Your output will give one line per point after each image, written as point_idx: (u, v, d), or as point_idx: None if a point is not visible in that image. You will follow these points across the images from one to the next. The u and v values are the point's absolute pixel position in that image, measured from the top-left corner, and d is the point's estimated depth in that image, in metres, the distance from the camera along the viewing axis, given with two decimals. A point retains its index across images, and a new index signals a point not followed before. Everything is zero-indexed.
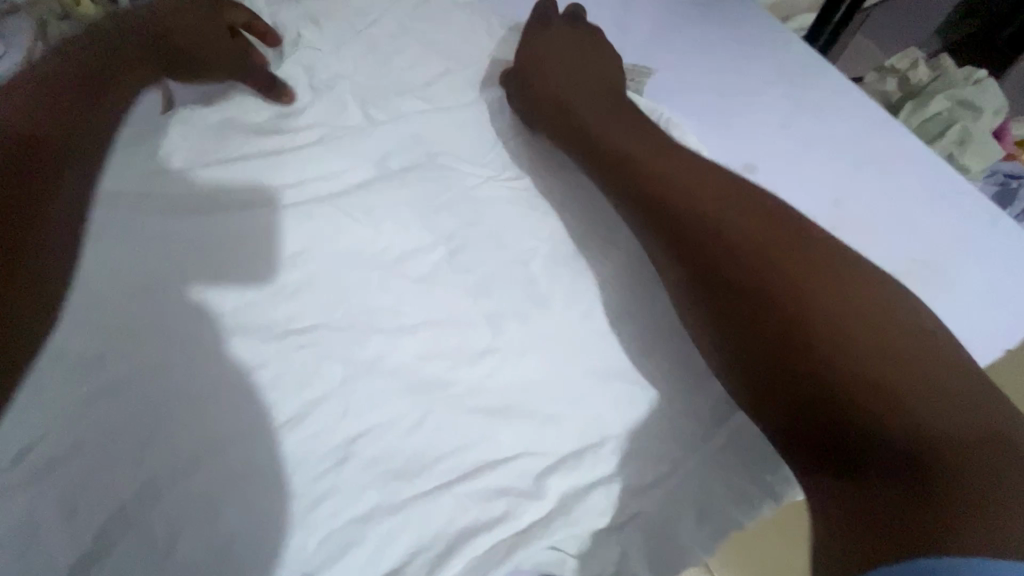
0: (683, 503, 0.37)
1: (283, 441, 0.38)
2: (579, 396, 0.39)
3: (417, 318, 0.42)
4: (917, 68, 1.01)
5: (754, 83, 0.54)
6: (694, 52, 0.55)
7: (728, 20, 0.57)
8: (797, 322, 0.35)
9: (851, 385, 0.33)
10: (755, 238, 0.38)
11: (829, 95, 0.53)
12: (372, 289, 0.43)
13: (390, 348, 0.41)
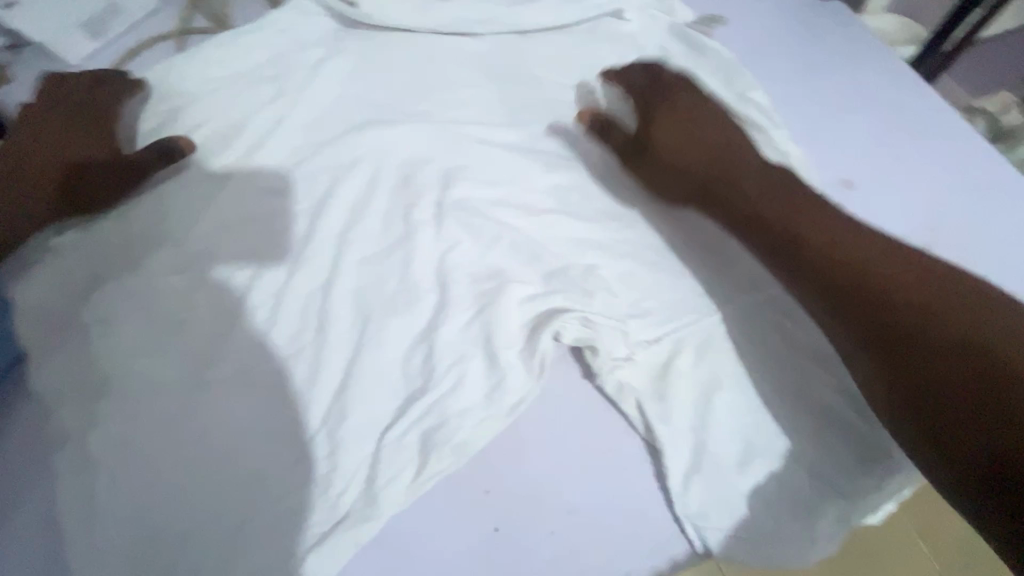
0: (731, 425, 0.42)
1: (390, 348, 0.43)
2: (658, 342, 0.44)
3: (518, 253, 0.46)
4: (1008, 113, 1.00)
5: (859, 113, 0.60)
6: (797, 78, 0.62)
7: (827, 55, 0.64)
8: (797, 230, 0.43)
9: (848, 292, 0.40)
10: (756, 187, 0.47)
11: (912, 131, 0.59)
12: (484, 227, 0.47)
13: (495, 271, 0.45)
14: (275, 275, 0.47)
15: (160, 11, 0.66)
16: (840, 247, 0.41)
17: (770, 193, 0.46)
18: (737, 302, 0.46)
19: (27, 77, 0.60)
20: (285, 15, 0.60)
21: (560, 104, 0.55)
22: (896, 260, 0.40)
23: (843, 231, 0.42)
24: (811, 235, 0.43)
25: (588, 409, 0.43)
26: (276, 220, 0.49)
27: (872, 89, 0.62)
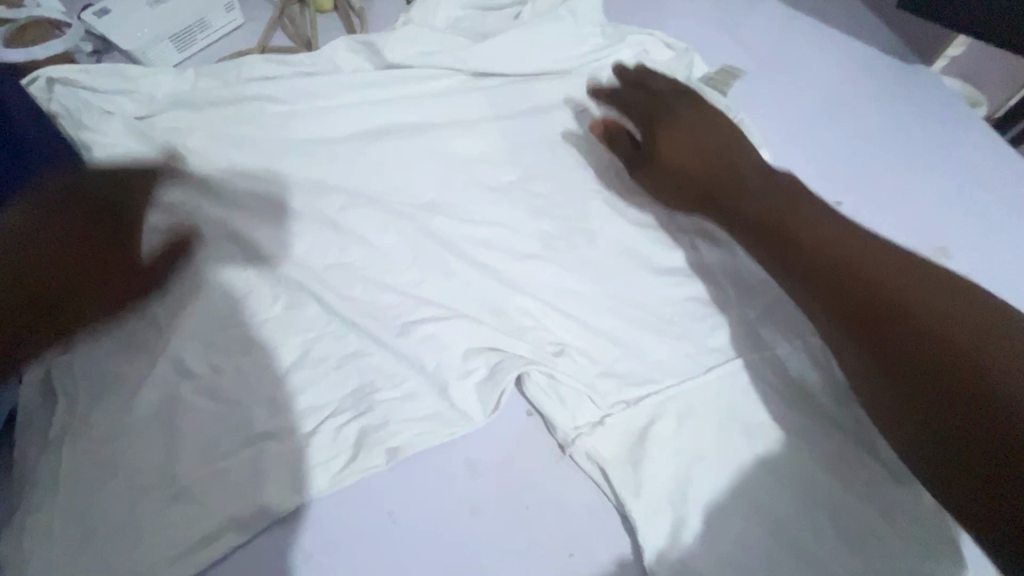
0: (802, 491, 0.40)
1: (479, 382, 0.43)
2: (743, 402, 0.44)
3: (614, 301, 0.48)
4: None
5: (939, 183, 0.61)
6: (873, 146, 0.63)
7: (902, 128, 0.65)
8: (855, 283, 0.39)
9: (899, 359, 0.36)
10: (804, 224, 0.44)
11: (985, 214, 0.59)
12: (575, 274, 0.49)
13: (585, 320, 0.47)
14: (347, 325, 0.46)
15: (248, 30, 0.67)
16: (919, 319, 0.37)
17: (868, 263, 0.40)
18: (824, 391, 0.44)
19: None
20: (363, 50, 0.60)
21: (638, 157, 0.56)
22: (987, 342, 0.35)
23: (917, 301, 0.38)
24: (876, 280, 0.39)
25: (672, 465, 0.41)
26: (354, 265, 0.49)
27: (943, 170, 0.62)
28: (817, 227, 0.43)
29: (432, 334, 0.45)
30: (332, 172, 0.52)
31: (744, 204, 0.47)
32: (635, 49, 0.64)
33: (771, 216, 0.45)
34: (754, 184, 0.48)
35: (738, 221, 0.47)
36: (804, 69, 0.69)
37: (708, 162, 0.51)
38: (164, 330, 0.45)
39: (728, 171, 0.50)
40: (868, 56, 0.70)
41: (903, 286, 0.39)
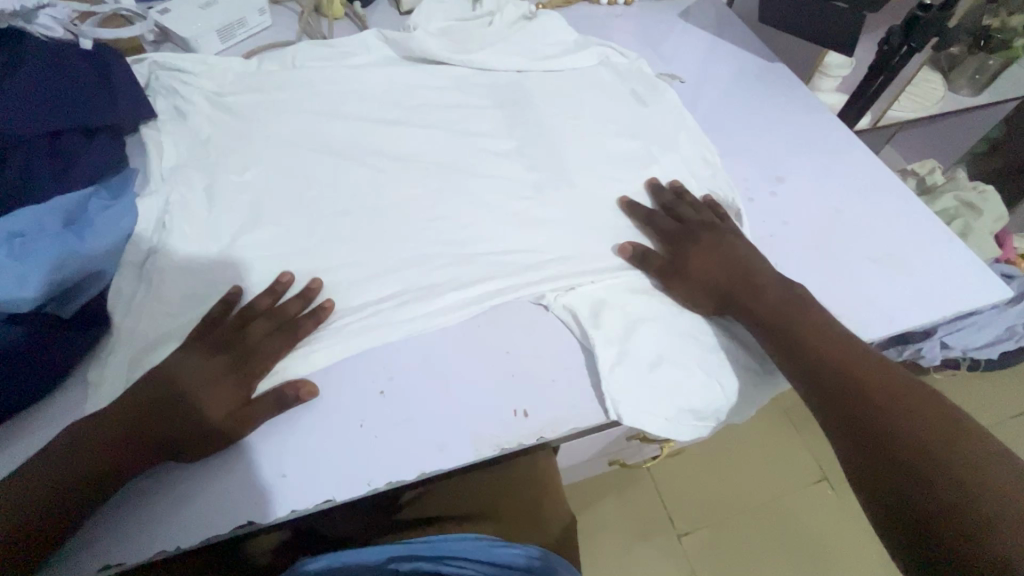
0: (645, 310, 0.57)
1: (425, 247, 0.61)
2: (615, 262, 0.61)
3: (528, 203, 0.65)
4: (933, 176, 1.23)
5: (791, 136, 0.79)
6: (743, 112, 0.82)
7: (766, 100, 0.84)
8: (827, 369, 0.51)
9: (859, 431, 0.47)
10: (779, 313, 0.55)
11: (822, 157, 0.77)
12: (502, 185, 0.67)
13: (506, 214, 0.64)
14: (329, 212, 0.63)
15: (271, 28, 0.86)
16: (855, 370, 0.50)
17: (812, 342, 0.53)
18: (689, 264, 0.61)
19: None
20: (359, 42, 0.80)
21: (557, 112, 0.75)
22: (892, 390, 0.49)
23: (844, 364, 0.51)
24: (824, 364, 0.52)
25: (555, 294, 0.57)
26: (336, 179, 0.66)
27: (800, 127, 0.80)
28: (786, 313, 0.55)
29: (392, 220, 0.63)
30: (324, 120, 0.71)
31: (730, 291, 0.58)
32: (573, 40, 0.83)
33: (750, 312, 0.56)
34: (731, 269, 0.59)
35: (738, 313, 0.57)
36: (706, 63, 0.89)
37: (695, 260, 0.59)
38: (202, 211, 0.63)
39: (713, 268, 0.59)
40: (756, 55, 0.91)
41: (839, 351, 0.52)
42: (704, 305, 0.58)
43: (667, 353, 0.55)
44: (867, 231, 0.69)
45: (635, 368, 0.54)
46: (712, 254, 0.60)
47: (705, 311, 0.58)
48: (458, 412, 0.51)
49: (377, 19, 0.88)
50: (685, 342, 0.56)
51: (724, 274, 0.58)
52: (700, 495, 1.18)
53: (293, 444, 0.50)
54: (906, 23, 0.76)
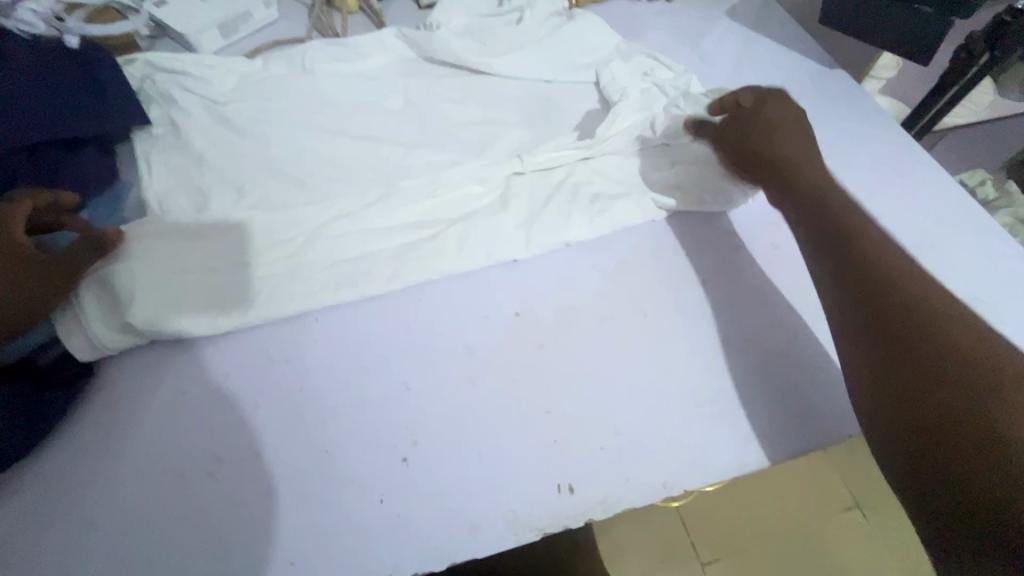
0: (699, 367, 0.51)
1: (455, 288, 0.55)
2: (664, 308, 0.54)
3: None
4: (984, 188, 1.15)
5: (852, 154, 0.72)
6: None
7: (827, 113, 0.76)
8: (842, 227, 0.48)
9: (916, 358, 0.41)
10: (802, 164, 0.53)
11: (887, 178, 0.70)
12: None
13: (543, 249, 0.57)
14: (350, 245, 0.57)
15: (279, 22, 0.78)
16: (915, 316, 0.42)
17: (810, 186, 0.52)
18: (745, 312, 0.55)
19: None
20: (376, 41, 0.72)
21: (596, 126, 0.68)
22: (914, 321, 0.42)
23: (924, 315, 0.42)
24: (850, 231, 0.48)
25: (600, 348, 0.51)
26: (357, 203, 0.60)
27: (862, 145, 0.73)
28: (797, 161, 0.53)
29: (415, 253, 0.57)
30: (341, 136, 0.65)
31: (796, 181, 0.52)
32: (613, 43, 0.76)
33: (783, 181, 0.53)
34: (774, 121, 0.55)
35: (781, 187, 0.54)
36: (756, 68, 0.81)
37: (777, 139, 0.54)
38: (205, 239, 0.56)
39: (749, 148, 0.55)
40: (812, 59, 0.82)
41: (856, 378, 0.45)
42: (730, 157, 0.58)
43: (727, 419, 0.49)
44: (940, 270, 0.62)
45: (692, 440, 0.48)
46: (767, 113, 0.56)
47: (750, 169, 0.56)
48: (497, 489, 0.45)
49: (396, 14, 0.80)
50: (745, 405, 0.50)
51: (779, 151, 0.54)
52: (723, 520, 1.13)
53: (305, 520, 0.44)
54: (991, 29, 0.68)
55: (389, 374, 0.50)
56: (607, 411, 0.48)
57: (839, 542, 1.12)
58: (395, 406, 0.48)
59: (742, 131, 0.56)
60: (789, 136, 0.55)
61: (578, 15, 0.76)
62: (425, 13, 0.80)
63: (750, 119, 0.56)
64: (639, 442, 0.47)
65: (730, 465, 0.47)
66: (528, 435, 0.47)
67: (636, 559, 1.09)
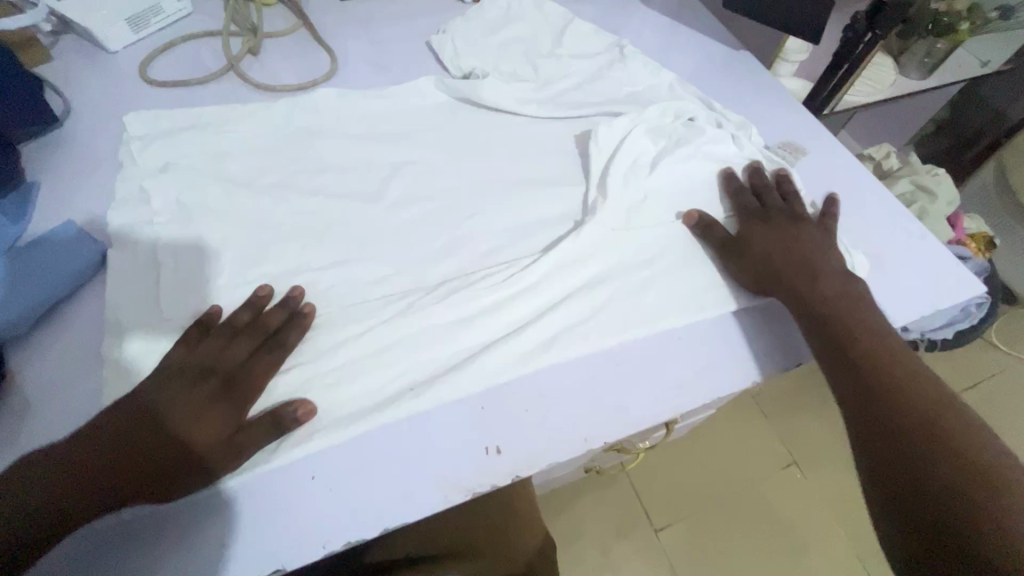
0: (619, 324, 0.53)
1: (382, 271, 0.55)
2: (586, 270, 0.56)
3: (492, 215, 0.60)
4: (889, 159, 1.24)
5: (768, 120, 0.74)
6: (717, 92, 0.78)
7: (742, 82, 0.79)
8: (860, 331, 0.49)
9: (891, 400, 0.45)
10: (783, 234, 0.57)
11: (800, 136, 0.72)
12: (461, 193, 0.62)
13: (468, 229, 0.59)
14: (273, 235, 0.57)
15: (193, 15, 0.77)
16: (898, 387, 0.45)
17: (837, 281, 0.53)
18: (657, 271, 0.57)
19: (68, 61, 0.69)
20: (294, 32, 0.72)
21: (519, 106, 0.69)
22: (913, 402, 0.44)
23: (917, 399, 0.44)
24: (819, 281, 0.53)
25: (522, 317, 0.53)
26: (279, 194, 0.60)
27: (776, 110, 0.75)
28: (778, 239, 0.56)
29: (340, 239, 0.57)
30: (260, 130, 0.64)
31: (784, 272, 0.54)
32: (535, 30, 0.78)
33: (775, 288, 0.54)
34: (793, 255, 0.55)
35: (788, 297, 0.53)
36: (671, 47, 0.84)
37: (758, 234, 0.57)
38: (123, 234, 0.55)
39: (775, 245, 0.56)
40: (721, 39, 0.87)
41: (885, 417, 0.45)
42: (747, 278, 0.56)
43: (644, 375, 0.52)
44: (848, 222, 0.64)
45: (612, 399, 0.51)
46: (758, 230, 0.57)
47: (748, 280, 0.56)
48: (427, 459, 0.46)
49: (315, 6, 0.80)
50: (662, 361, 0.53)
51: (753, 238, 0.57)
52: (676, 489, 1.18)
53: (243, 502, 0.44)
54: (873, 8, 0.74)
55: (307, 349, 0.49)
56: (530, 378, 0.50)
57: (782, 499, 1.19)
58: (313, 378, 0.48)
59: (768, 206, 0.60)
60: (782, 243, 0.56)
61: (630, 54, 0.75)
62: (346, 6, 0.81)
63: (747, 184, 0.62)
64: (562, 404, 0.50)
65: (647, 417, 0.50)
66: (452, 405, 0.48)
67: (593, 532, 1.13)
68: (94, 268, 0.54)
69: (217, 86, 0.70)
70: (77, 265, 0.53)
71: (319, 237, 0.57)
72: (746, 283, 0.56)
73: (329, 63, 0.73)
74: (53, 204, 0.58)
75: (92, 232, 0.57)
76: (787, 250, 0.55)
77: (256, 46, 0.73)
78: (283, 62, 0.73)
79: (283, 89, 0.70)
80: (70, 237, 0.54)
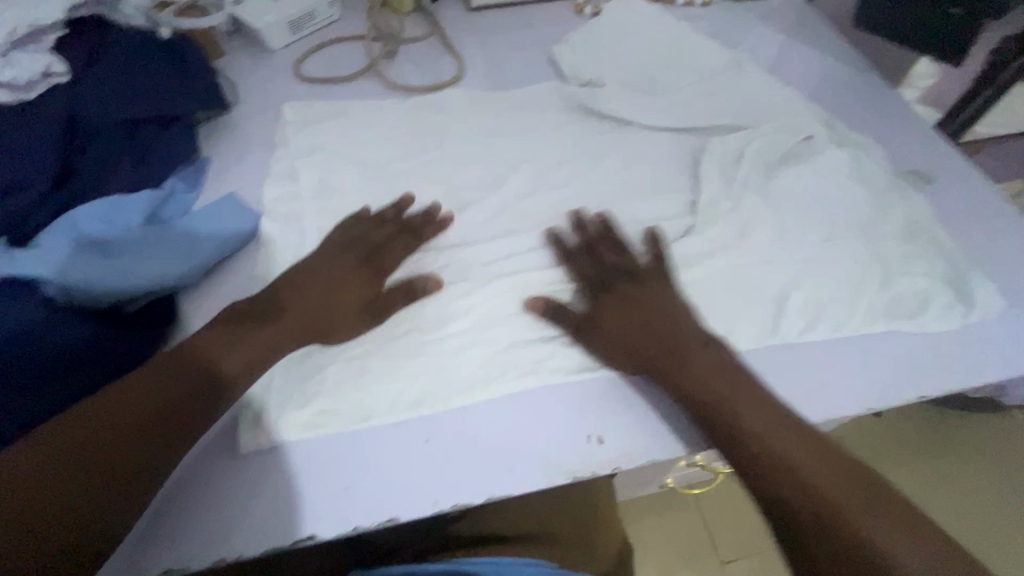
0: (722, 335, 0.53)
1: (497, 259, 0.59)
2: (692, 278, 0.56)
3: (601, 216, 0.62)
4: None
5: (897, 142, 0.71)
6: (840, 112, 0.75)
7: (867, 104, 0.76)
8: (728, 410, 0.46)
9: (819, 512, 0.41)
10: (694, 372, 0.48)
11: (931, 161, 0.68)
12: (573, 193, 0.64)
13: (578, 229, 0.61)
14: (398, 219, 0.62)
15: (340, 21, 0.85)
16: (829, 499, 0.41)
17: (723, 382, 0.47)
18: (765, 286, 0.56)
19: (237, 57, 0.80)
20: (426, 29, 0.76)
21: (634, 115, 0.71)
22: (849, 495, 0.41)
23: (837, 493, 0.41)
24: (696, 367, 0.48)
25: None
26: (406, 183, 0.65)
27: (903, 133, 0.72)
28: (705, 360, 0.49)
29: (457, 227, 0.61)
30: (391, 124, 0.70)
31: (639, 343, 0.50)
32: (654, 44, 0.80)
33: (664, 359, 0.49)
34: (652, 320, 0.51)
35: (662, 380, 0.49)
36: (792, 65, 0.82)
37: (610, 312, 0.52)
38: (275, 208, 0.63)
39: (626, 325, 0.51)
40: (847, 59, 0.84)
41: (802, 472, 0.42)
42: (625, 364, 0.51)
43: None
44: (985, 255, 0.60)
45: None
46: (627, 309, 0.52)
47: (614, 364, 0.51)
48: (531, 439, 0.48)
49: (446, 15, 0.86)
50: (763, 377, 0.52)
51: (691, 363, 0.49)
52: (748, 521, 1.13)
53: (306, 468, 0.48)
54: None
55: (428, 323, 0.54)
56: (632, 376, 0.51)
57: None
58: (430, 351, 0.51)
59: (614, 276, 0.55)
60: (646, 317, 0.51)
61: (749, 71, 0.75)
62: (473, 16, 0.86)
63: (624, 272, 0.55)
64: (664, 405, 0.50)
65: None
66: (556, 392, 0.50)
67: (653, 552, 1.10)
68: (246, 238, 0.61)
69: (357, 83, 0.77)
70: (234, 232, 0.60)
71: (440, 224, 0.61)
72: (620, 369, 0.51)
73: (456, 68, 0.79)
74: (218, 177, 0.67)
75: (247, 202, 0.65)
76: (656, 319, 0.51)
77: (393, 50, 0.80)
78: (415, 65, 0.80)
79: (414, 90, 0.76)
80: (227, 208, 0.62)
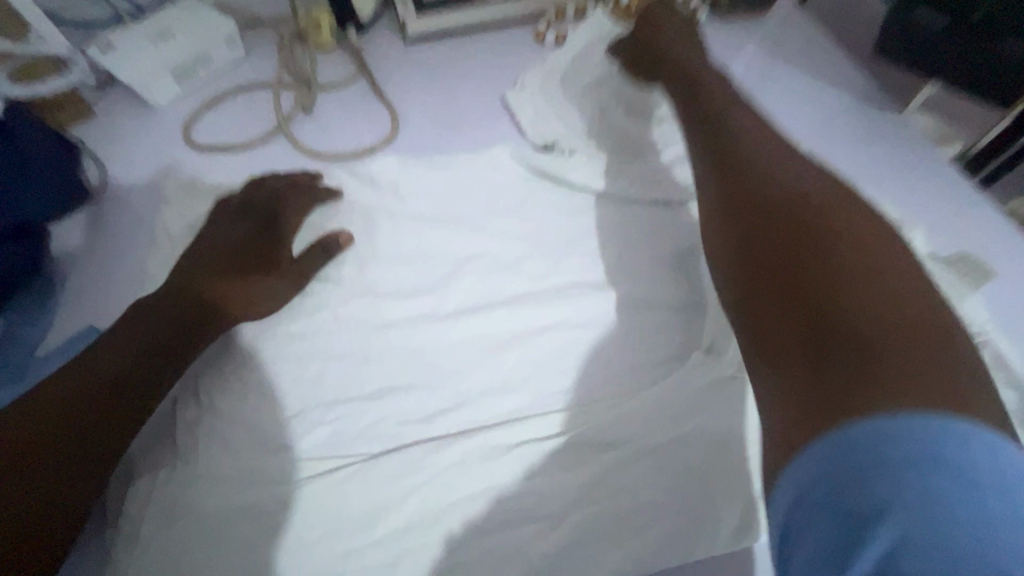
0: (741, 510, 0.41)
1: (446, 412, 0.45)
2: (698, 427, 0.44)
3: (578, 334, 0.49)
4: None
5: (927, 207, 0.59)
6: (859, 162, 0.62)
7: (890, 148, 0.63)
8: (856, 268, 0.34)
9: (873, 351, 0.30)
10: (837, 210, 0.38)
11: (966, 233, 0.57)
12: (542, 302, 0.50)
13: (550, 354, 0.48)
14: (314, 353, 0.47)
15: (243, 63, 0.68)
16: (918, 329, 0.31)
17: (847, 217, 0.37)
18: None
19: (111, 119, 0.63)
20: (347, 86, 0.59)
21: (613, 184, 0.57)
22: (913, 340, 0.30)
23: (881, 316, 0.31)
24: (827, 224, 0.37)
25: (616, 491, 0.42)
26: (326, 298, 0.50)
27: (934, 192, 0.60)
28: (852, 215, 0.38)
29: (393, 362, 0.47)
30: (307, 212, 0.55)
31: (769, 204, 0.40)
32: None
33: (784, 221, 0.38)
34: (805, 185, 0.41)
35: (774, 244, 0.38)
36: None
37: (713, 136, 0.48)
38: None
39: (784, 165, 0.42)
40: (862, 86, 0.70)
41: (943, 356, 0.29)
42: (749, 245, 0.40)
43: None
44: None
45: None
46: (747, 181, 0.43)
47: (743, 224, 0.41)
48: None
49: (376, 50, 0.70)
50: None
51: (828, 221, 0.37)
52: None
53: None
54: None
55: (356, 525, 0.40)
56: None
57: None
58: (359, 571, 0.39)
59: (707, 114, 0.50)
60: (789, 170, 0.42)
61: None
62: (409, 49, 0.70)
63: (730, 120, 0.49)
64: None
65: None
66: None
67: None
68: None
69: (266, 150, 0.61)
70: None
71: (371, 359, 0.47)
72: (739, 237, 0.41)
73: (390, 123, 0.64)
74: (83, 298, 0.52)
75: None
76: (790, 171, 0.42)
77: (310, 102, 0.64)
78: (339, 120, 0.64)
79: (338, 157, 0.61)
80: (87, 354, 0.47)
